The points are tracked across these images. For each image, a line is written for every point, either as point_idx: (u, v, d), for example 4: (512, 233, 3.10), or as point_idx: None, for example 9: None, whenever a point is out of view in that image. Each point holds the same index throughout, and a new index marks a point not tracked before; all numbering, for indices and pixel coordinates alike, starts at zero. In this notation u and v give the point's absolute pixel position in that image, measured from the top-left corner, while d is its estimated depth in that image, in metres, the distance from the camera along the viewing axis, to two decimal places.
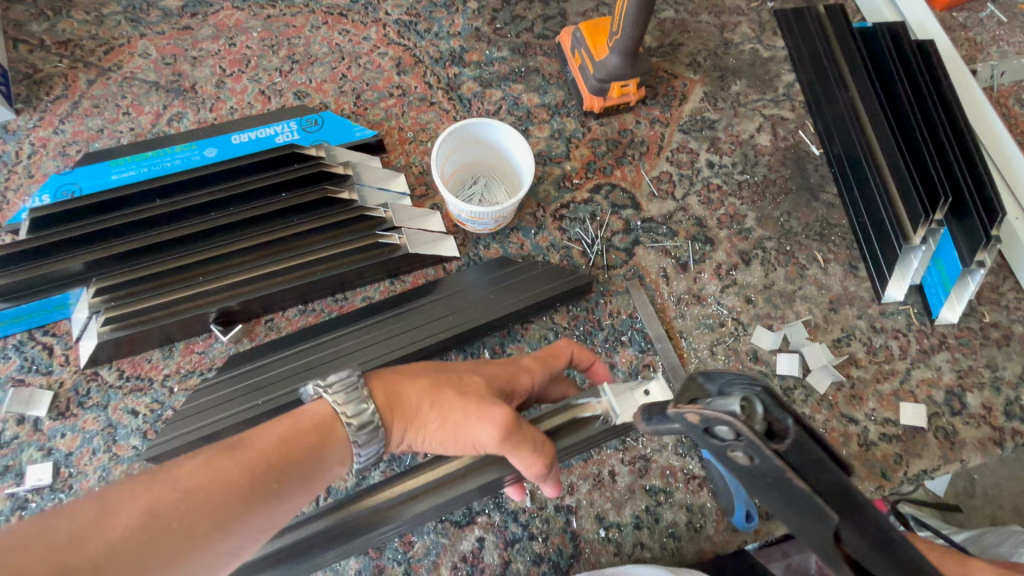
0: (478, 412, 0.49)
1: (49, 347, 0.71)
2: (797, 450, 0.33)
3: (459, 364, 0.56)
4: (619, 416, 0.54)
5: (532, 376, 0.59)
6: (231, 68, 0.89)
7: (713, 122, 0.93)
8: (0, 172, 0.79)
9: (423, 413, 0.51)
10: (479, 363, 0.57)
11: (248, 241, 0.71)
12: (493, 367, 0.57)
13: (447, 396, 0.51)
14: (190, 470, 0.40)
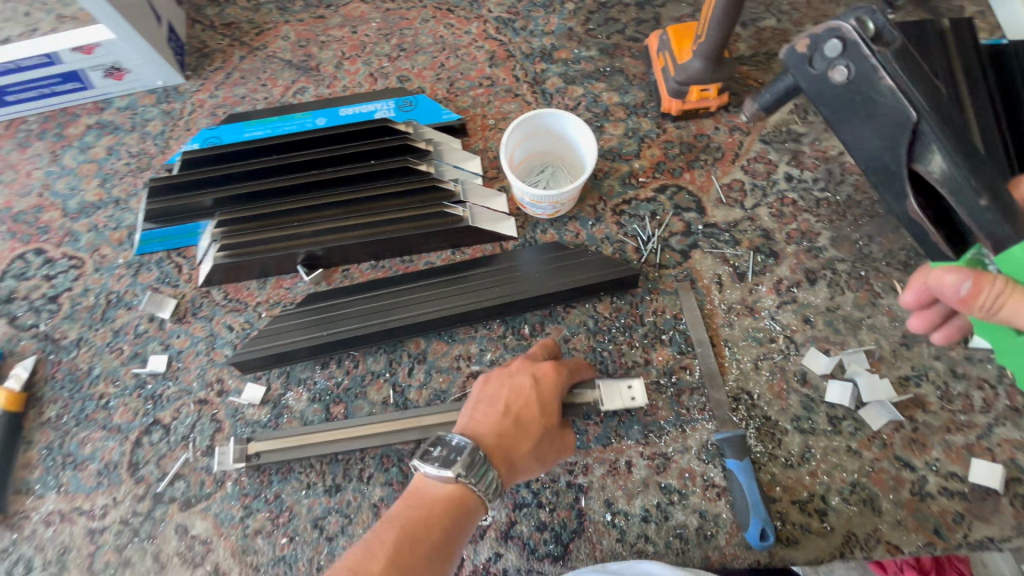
0: (561, 443, 0.66)
1: (179, 266, 0.87)
2: (899, 61, 0.54)
3: (536, 412, 0.65)
4: (605, 403, 0.70)
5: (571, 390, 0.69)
6: (350, 53, 1.02)
7: (800, 135, 0.89)
8: (168, 124, 0.99)
9: (528, 462, 0.63)
10: (543, 399, 0.65)
11: (337, 197, 0.82)
12: (552, 398, 0.66)
13: (543, 444, 0.64)
14: (381, 568, 0.51)
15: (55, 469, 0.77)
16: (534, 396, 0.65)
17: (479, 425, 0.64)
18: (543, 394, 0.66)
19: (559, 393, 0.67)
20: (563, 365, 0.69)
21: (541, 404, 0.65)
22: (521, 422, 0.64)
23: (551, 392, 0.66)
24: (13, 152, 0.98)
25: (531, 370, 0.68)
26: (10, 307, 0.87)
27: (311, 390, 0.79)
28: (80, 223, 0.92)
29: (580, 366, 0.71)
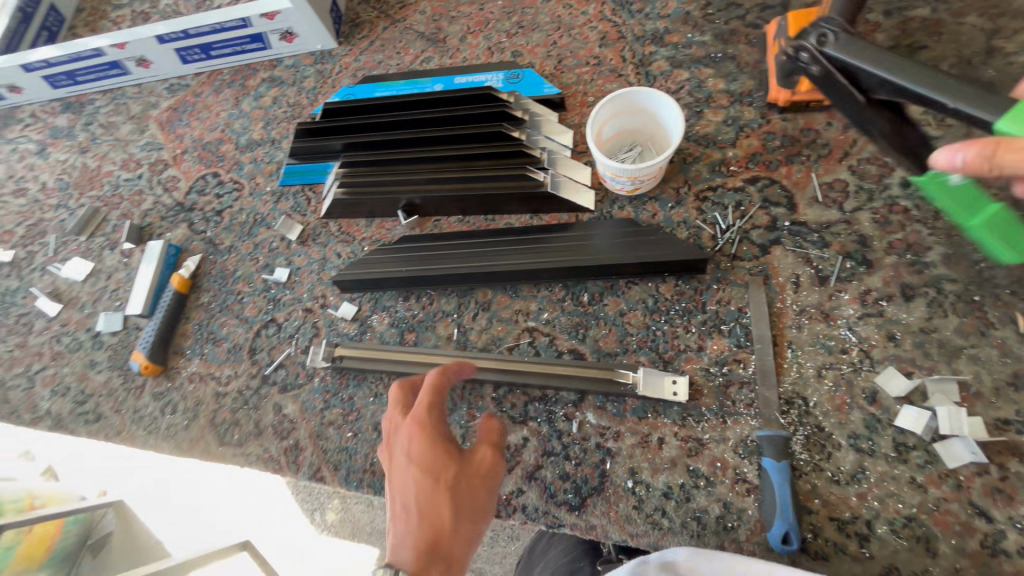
0: (478, 469, 0.64)
1: (309, 199, 1.05)
2: (843, 57, 0.66)
3: (426, 485, 0.62)
4: (643, 389, 0.74)
5: (440, 424, 0.66)
6: (474, 28, 1.12)
7: (930, 139, 0.81)
8: (320, 82, 1.18)
9: (465, 523, 0.61)
10: (422, 464, 0.63)
11: (438, 153, 0.92)
12: (430, 454, 0.64)
13: (462, 493, 0.62)
14: None
15: (201, 340, 1.00)
16: (415, 472, 0.63)
17: (400, 544, 0.60)
18: (420, 458, 0.64)
19: (434, 441, 0.64)
20: (424, 409, 0.66)
21: (424, 471, 0.63)
22: (422, 503, 0.61)
23: (426, 449, 0.64)
24: (210, 96, 1.25)
25: (403, 451, 0.66)
26: (191, 215, 1.12)
27: (391, 316, 0.92)
28: (246, 156, 1.15)
29: (444, 377, 0.68)
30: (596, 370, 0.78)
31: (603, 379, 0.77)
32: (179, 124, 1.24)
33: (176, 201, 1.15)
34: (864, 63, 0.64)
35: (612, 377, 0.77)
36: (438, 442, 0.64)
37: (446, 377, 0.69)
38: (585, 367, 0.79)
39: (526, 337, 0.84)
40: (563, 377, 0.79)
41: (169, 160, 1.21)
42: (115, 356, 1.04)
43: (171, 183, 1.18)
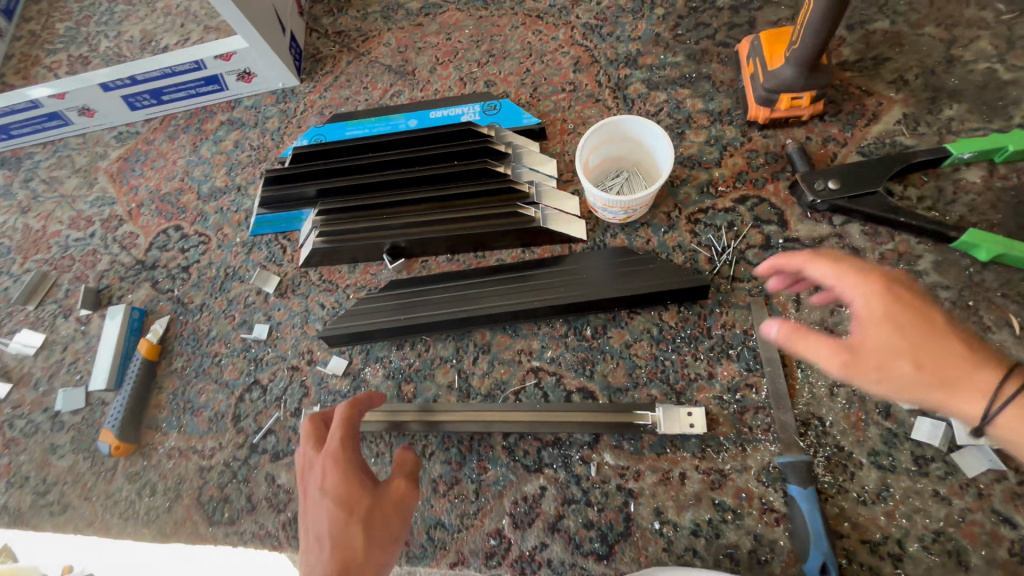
0: (393, 499, 0.61)
1: (285, 247, 1.00)
2: (846, 200, 0.78)
3: (336, 509, 0.58)
4: (664, 427, 0.72)
5: (351, 444, 0.63)
6: (443, 58, 1.09)
7: (907, 148, 0.83)
8: (284, 122, 1.12)
9: (377, 557, 0.57)
10: (334, 491, 0.59)
11: (422, 194, 0.87)
12: (346, 484, 0.60)
13: (376, 524, 0.59)
14: None
15: (177, 411, 0.92)
16: (325, 498, 0.59)
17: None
18: (333, 490, 0.59)
19: (347, 471, 0.61)
20: (338, 438, 0.63)
21: (336, 503, 0.58)
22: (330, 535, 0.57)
23: (340, 479, 0.60)
24: (165, 143, 1.17)
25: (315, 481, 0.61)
26: (154, 273, 1.04)
27: (386, 367, 0.87)
28: (210, 205, 1.08)
29: (360, 406, 0.66)
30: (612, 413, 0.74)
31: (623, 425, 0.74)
32: (132, 176, 1.16)
33: (135, 259, 1.07)
34: (867, 208, 0.77)
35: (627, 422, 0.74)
36: (355, 471, 0.61)
37: (361, 411, 0.66)
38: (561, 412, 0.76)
39: (532, 377, 0.81)
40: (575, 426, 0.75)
41: (125, 215, 1.12)
42: (78, 437, 0.94)
43: (128, 239, 1.09)
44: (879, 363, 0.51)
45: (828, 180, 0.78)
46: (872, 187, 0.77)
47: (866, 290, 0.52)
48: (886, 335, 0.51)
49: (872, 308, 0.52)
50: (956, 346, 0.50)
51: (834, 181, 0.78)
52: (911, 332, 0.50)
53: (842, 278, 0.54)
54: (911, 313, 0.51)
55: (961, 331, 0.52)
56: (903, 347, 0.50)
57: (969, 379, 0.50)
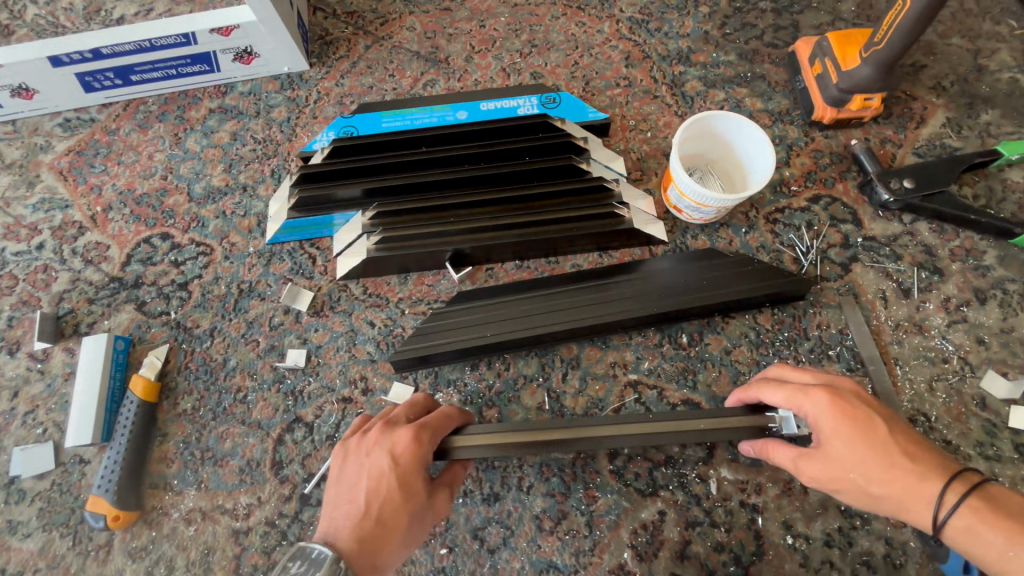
0: (435, 510, 0.58)
1: (314, 257, 0.85)
2: (920, 198, 0.80)
3: (400, 478, 0.55)
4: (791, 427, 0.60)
5: (435, 435, 0.59)
6: (479, 47, 0.99)
7: (955, 150, 0.88)
8: (293, 112, 0.96)
9: (401, 551, 0.55)
10: (406, 462, 0.56)
11: (494, 194, 0.78)
12: (415, 465, 0.56)
13: (415, 519, 0.56)
14: None
15: (194, 463, 0.74)
16: (393, 462, 0.56)
17: (333, 528, 0.53)
18: (406, 463, 0.56)
19: (424, 456, 0.57)
20: (428, 423, 0.59)
21: (400, 477, 0.55)
22: (379, 503, 0.54)
23: (416, 458, 0.57)
24: (133, 133, 0.96)
25: (388, 441, 0.58)
26: (138, 292, 0.84)
27: (462, 392, 0.76)
28: (208, 209, 0.90)
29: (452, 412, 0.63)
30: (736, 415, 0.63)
31: (753, 430, 0.62)
32: (90, 173, 0.94)
33: (108, 276, 0.86)
34: (939, 206, 0.80)
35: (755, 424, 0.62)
36: (426, 460, 0.58)
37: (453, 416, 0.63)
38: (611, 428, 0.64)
39: (631, 392, 0.75)
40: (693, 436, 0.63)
41: (85, 221, 0.90)
42: (49, 508, 0.73)
43: (94, 252, 0.88)
44: (836, 477, 0.54)
45: (902, 180, 0.80)
46: (942, 186, 0.80)
47: (813, 406, 0.55)
48: (836, 452, 0.54)
49: (822, 423, 0.54)
50: (900, 456, 0.52)
51: (908, 181, 0.80)
52: (861, 451, 0.52)
53: (792, 398, 0.57)
54: (854, 425, 0.54)
55: (906, 439, 0.53)
56: (856, 462, 0.52)
57: (920, 487, 0.51)
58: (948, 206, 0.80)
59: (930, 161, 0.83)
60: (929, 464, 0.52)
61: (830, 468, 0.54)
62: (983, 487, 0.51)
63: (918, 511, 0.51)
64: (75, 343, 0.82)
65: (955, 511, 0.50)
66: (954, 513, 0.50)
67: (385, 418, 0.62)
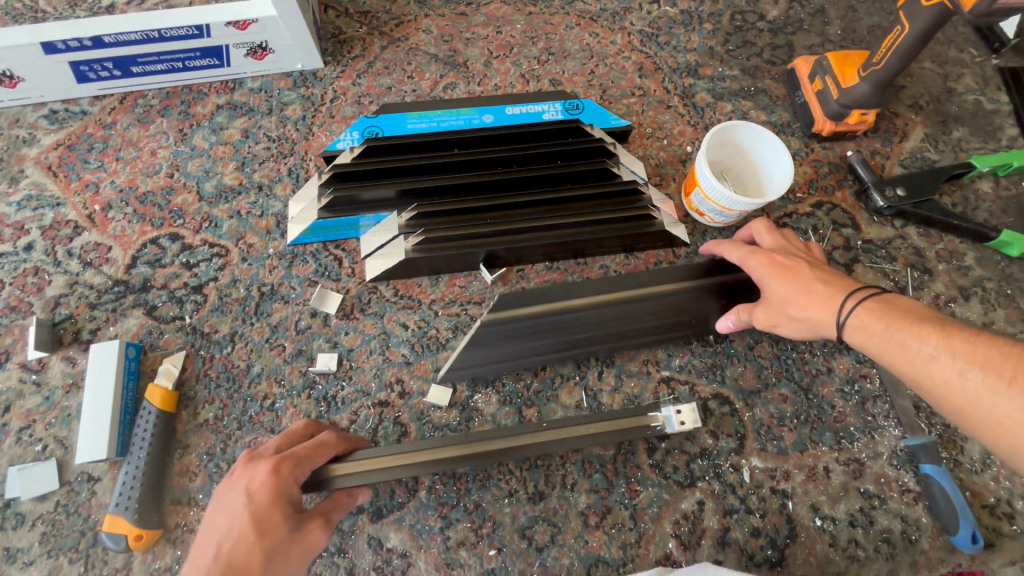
0: (303, 544, 0.55)
1: (340, 259, 0.83)
2: (912, 206, 0.88)
3: (253, 517, 0.51)
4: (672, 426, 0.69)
5: (299, 464, 0.57)
6: (497, 52, 1.01)
7: (933, 162, 0.97)
8: (309, 110, 0.93)
9: None
10: (263, 497, 0.52)
11: (530, 197, 0.79)
12: (274, 498, 0.53)
13: (276, 556, 0.51)
14: None
15: (221, 475, 0.71)
16: (248, 500, 0.52)
17: None
18: (260, 499, 0.52)
19: (284, 490, 0.54)
20: (293, 454, 0.58)
21: (257, 514, 0.51)
22: (231, 543, 0.49)
23: (273, 495, 0.53)
24: (132, 127, 0.90)
25: (244, 480, 0.54)
26: (147, 296, 0.79)
27: (500, 392, 0.76)
28: (220, 208, 0.85)
29: (328, 439, 0.63)
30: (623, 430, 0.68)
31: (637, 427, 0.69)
32: (84, 169, 0.87)
33: (111, 279, 0.80)
34: (928, 212, 0.88)
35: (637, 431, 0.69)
36: (290, 490, 0.55)
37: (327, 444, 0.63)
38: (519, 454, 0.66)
39: (664, 388, 0.78)
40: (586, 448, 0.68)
41: (81, 221, 0.84)
42: (55, 532, 0.67)
43: (94, 253, 0.82)
44: (773, 309, 0.64)
45: (896, 188, 0.88)
46: (930, 195, 0.88)
47: (754, 260, 0.68)
48: (767, 287, 0.65)
49: (759, 271, 0.67)
50: (820, 284, 0.61)
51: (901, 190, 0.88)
52: (787, 280, 0.64)
53: (742, 256, 0.70)
54: (786, 268, 0.65)
55: (830, 275, 0.62)
56: (783, 293, 0.63)
57: (830, 303, 0.60)
58: (937, 212, 0.87)
59: (918, 172, 0.91)
60: (840, 285, 0.61)
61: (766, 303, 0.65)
62: (898, 303, 0.57)
63: (828, 323, 0.60)
64: (76, 351, 0.76)
65: (852, 316, 0.58)
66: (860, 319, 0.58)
67: (251, 452, 0.60)
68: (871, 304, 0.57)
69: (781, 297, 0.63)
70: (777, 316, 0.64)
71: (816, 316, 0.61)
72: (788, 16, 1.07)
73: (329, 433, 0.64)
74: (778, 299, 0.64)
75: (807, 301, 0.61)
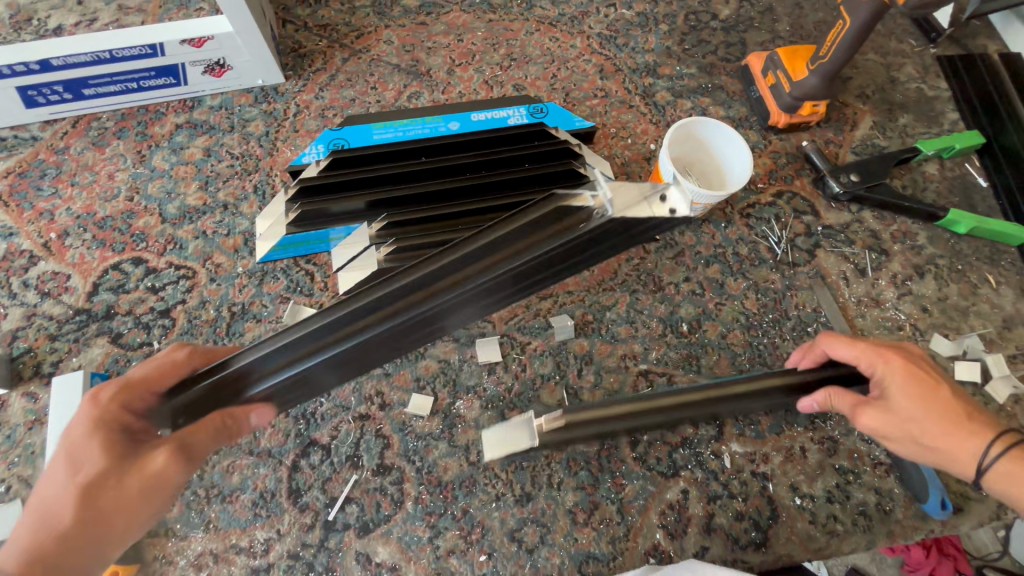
0: (134, 473, 0.50)
1: (312, 274, 0.82)
2: (865, 191, 0.93)
3: (66, 459, 0.51)
4: (615, 208, 0.48)
5: (125, 395, 0.55)
6: (460, 60, 1.02)
7: (883, 149, 1.02)
8: (272, 125, 0.92)
9: (83, 537, 0.49)
10: (72, 442, 0.52)
11: (498, 202, 0.80)
12: (85, 437, 0.52)
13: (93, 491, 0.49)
14: None
15: (198, 503, 0.68)
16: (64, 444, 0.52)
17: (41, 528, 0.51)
18: (73, 440, 0.52)
19: (103, 428, 0.52)
20: (115, 391, 0.55)
21: (71, 455, 0.51)
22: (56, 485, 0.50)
23: (86, 435, 0.52)
24: (87, 151, 0.88)
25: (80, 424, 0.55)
26: (111, 324, 0.77)
27: (482, 397, 0.76)
28: (185, 229, 0.83)
29: (182, 361, 0.58)
30: (537, 232, 0.51)
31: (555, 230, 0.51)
32: (38, 196, 0.84)
33: (72, 308, 0.77)
34: (881, 197, 0.92)
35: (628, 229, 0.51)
36: (117, 420, 0.53)
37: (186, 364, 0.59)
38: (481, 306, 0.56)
39: (643, 381, 0.79)
40: (548, 267, 0.54)
41: (37, 250, 0.81)
42: None
43: (51, 283, 0.79)
44: (898, 426, 0.60)
45: (850, 174, 0.93)
46: (881, 179, 0.93)
47: (883, 365, 0.61)
48: (901, 400, 0.60)
49: (892, 381, 0.60)
50: (961, 415, 0.58)
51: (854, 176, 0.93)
52: (923, 400, 0.59)
53: (864, 356, 0.63)
54: (919, 385, 0.60)
55: (962, 401, 0.60)
56: (918, 412, 0.59)
57: (972, 440, 0.57)
58: (887, 197, 0.92)
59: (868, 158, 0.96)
60: (979, 421, 0.59)
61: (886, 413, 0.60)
62: None
63: (965, 459, 0.57)
64: (38, 386, 0.73)
65: (998, 460, 0.56)
66: (997, 462, 0.56)
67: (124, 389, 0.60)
68: (1020, 454, 0.55)
69: (910, 413, 0.59)
70: (898, 431, 0.60)
71: (949, 446, 0.58)
72: (739, 15, 1.11)
73: (181, 352, 0.59)
74: (907, 414, 0.59)
75: (945, 427, 0.58)
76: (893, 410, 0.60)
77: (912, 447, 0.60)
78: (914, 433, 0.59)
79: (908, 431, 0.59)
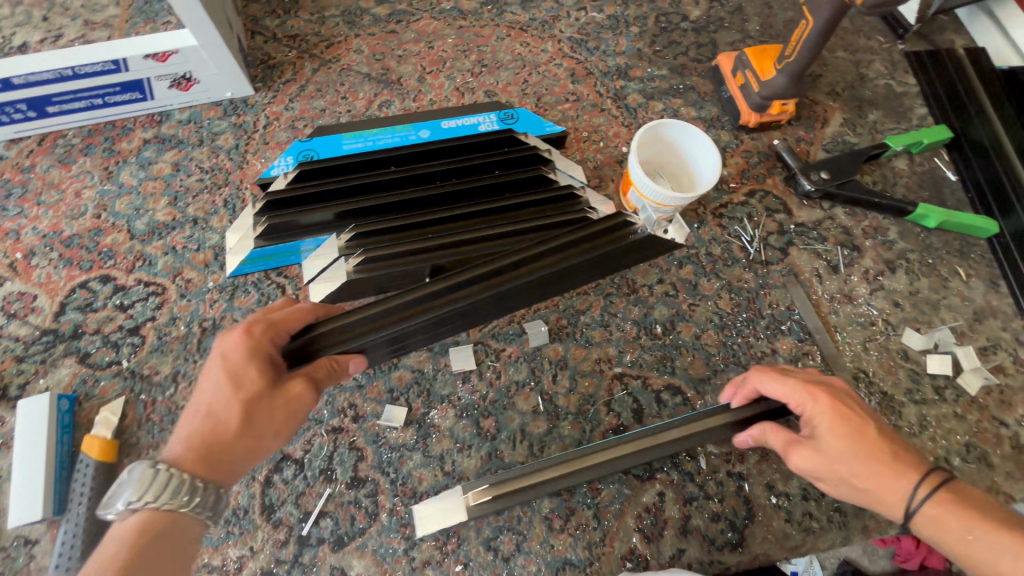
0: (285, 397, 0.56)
1: (284, 287, 0.82)
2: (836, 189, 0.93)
3: (226, 376, 0.55)
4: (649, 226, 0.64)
5: (272, 330, 0.59)
6: (431, 67, 1.01)
7: (853, 145, 1.02)
8: (241, 138, 0.92)
9: (236, 449, 0.54)
10: (229, 364, 0.56)
11: (468, 209, 0.79)
12: (243, 358, 0.56)
13: (254, 409, 0.55)
14: None
15: None
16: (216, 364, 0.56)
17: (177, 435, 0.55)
18: (228, 358, 0.56)
19: (259, 353, 0.57)
20: (265, 323, 0.59)
21: (230, 372, 0.55)
22: (212, 397, 0.54)
23: (242, 355, 0.56)
24: (53, 169, 0.87)
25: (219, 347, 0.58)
26: (79, 343, 0.76)
27: (456, 406, 0.76)
28: (154, 245, 0.83)
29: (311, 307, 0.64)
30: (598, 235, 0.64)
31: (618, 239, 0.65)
32: (3, 217, 0.83)
33: (39, 329, 0.77)
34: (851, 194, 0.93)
35: (620, 242, 0.63)
36: (268, 350, 0.58)
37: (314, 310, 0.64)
38: (451, 323, 0.64)
39: (618, 385, 0.79)
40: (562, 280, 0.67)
41: (3, 271, 0.80)
42: None
43: (18, 304, 0.78)
44: (824, 466, 0.59)
45: (820, 172, 0.93)
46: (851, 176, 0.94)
47: (810, 403, 0.61)
48: (824, 437, 0.59)
49: (817, 418, 0.60)
50: (887, 454, 0.57)
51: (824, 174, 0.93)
52: (847, 438, 0.58)
53: (790, 393, 0.63)
54: (845, 422, 0.59)
55: (893, 440, 0.58)
56: (843, 450, 0.58)
57: (897, 480, 0.55)
58: (857, 194, 0.93)
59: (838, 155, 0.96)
60: (909, 462, 0.56)
61: (814, 452, 0.60)
62: (966, 492, 0.54)
63: (891, 500, 0.55)
64: (4, 409, 0.72)
65: (925, 502, 0.53)
66: (926, 503, 0.54)
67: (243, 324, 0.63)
68: (946, 496, 0.53)
69: (836, 450, 0.58)
70: (824, 469, 0.59)
71: (874, 486, 0.56)
72: (709, 15, 1.12)
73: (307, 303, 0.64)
74: (833, 453, 0.58)
75: (869, 466, 0.56)
76: (821, 450, 0.59)
77: (840, 487, 0.59)
78: (838, 471, 0.58)
79: (835, 470, 0.58)
